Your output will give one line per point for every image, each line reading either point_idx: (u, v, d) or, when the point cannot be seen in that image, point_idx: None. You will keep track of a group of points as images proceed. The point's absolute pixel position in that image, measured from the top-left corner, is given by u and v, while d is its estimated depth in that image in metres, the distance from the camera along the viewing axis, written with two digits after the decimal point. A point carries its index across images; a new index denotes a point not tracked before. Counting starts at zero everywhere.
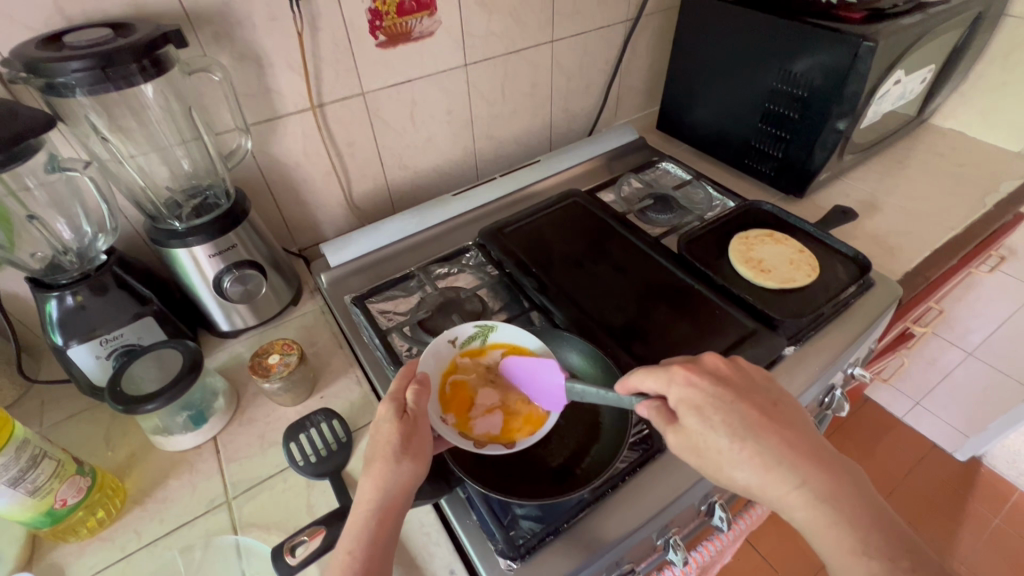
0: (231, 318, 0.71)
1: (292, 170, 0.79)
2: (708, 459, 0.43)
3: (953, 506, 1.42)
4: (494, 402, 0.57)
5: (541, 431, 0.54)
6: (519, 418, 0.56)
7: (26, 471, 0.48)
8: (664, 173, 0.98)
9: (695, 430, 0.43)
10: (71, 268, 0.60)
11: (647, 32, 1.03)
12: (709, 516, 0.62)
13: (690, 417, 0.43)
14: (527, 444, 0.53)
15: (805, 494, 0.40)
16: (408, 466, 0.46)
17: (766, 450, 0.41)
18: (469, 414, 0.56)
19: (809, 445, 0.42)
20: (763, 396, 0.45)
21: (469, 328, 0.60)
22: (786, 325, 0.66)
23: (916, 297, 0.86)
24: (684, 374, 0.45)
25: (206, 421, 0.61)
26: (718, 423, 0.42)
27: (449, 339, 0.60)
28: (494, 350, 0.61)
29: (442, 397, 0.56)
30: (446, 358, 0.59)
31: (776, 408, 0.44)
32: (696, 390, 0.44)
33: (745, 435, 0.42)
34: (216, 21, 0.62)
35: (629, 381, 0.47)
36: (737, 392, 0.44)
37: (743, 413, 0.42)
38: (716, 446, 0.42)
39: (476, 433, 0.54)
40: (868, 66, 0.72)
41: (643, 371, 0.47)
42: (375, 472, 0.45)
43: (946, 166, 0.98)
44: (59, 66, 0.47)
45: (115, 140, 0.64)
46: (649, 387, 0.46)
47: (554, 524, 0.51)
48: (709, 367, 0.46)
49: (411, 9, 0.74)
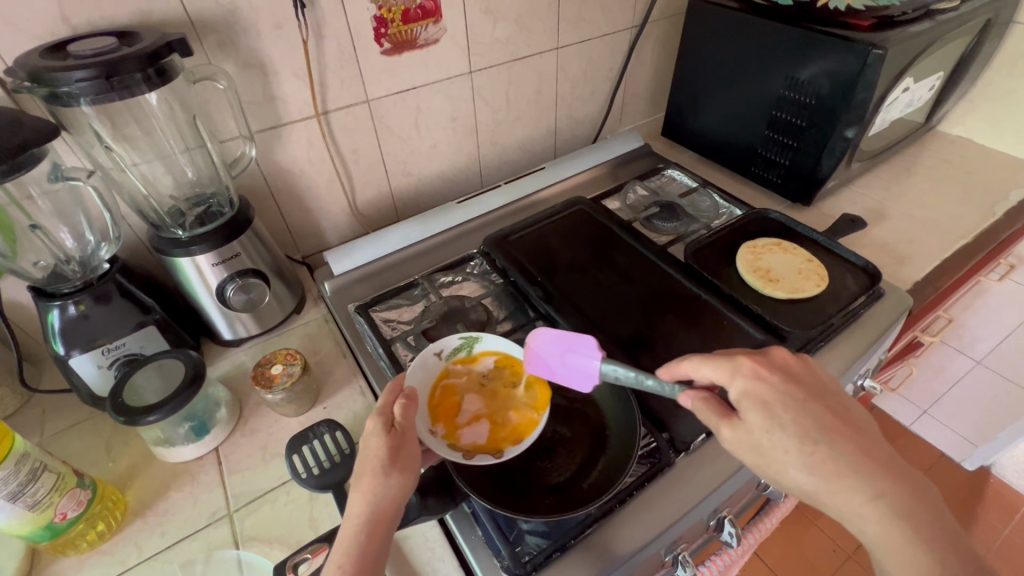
0: (234, 327, 0.71)
1: (296, 178, 0.78)
2: (769, 459, 0.41)
3: (962, 517, 1.41)
4: (481, 410, 0.57)
5: (529, 438, 0.53)
6: (506, 426, 0.55)
7: (25, 484, 0.47)
8: (670, 180, 0.98)
9: (758, 426, 0.41)
10: (73, 277, 0.60)
11: (652, 39, 1.03)
12: (718, 531, 0.61)
13: (753, 412, 0.41)
14: (515, 453, 0.52)
15: (881, 507, 0.37)
16: (396, 478, 0.45)
17: (841, 455, 0.39)
18: (456, 425, 0.55)
19: (884, 455, 0.39)
20: (836, 400, 0.42)
21: (454, 339, 0.60)
22: (794, 336, 0.66)
23: (926, 307, 0.85)
24: (750, 366, 0.43)
25: (208, 432, 0.61)
26: (788, 422, 0.40)
27: (435, 351, 0.60)
28: (481, 359, 0.61)
29: (430, 410, 0.56)
30: (433, 369, 0.59)
31: (849, 414, 0.41)
32: (763, 383, 0.42)
33: (818, 439, 0.39)
34: (221, 29, 0.62)
35: (680, 368, 0.47)
36: (808, 392, 0.42)
37: (816, 416, 0.41)
38: (782, 446, 0.40)
39: (463, 443, 0.54)
40: (877, 73, 0.71)
41: (699, 359, 0.46)
42: (363, 485, 0.44)
43: (954, 173, 0.98)
44: (62, 75, 0.47)
45: (119, 149, 0.64)
46: (704, 374, 0.45)
47: (560, 539, 0.50)
48: (778, 362, 0.44)
49: (417, 17, 0.74)
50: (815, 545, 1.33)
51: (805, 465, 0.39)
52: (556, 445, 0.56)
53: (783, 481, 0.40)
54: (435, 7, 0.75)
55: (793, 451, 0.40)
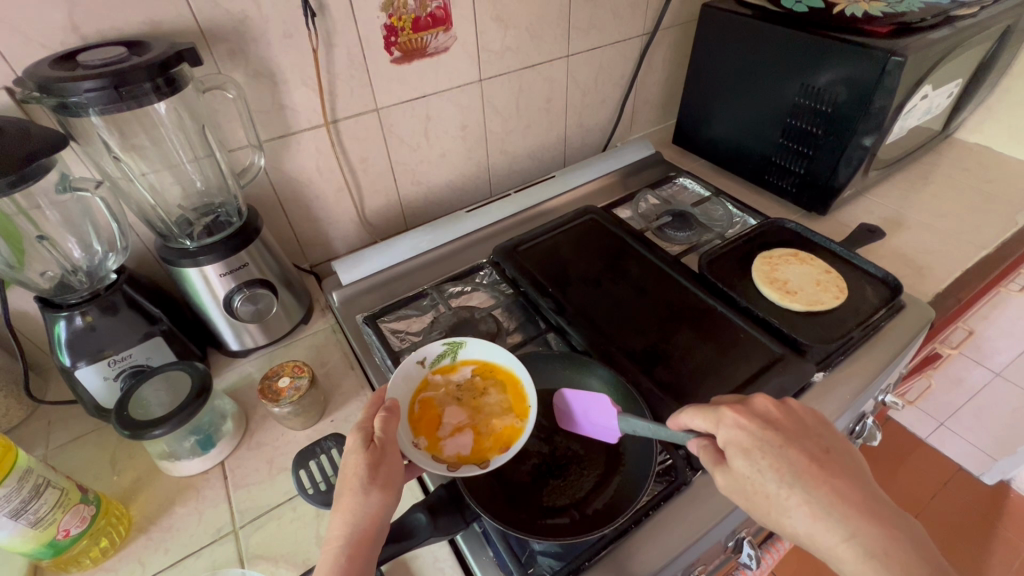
0: (241, 338, 0.70)
1: (305, 187, 0.78)
2: (756, 503, 0.40)
3: (981, 533, 1.37)
4: (463, 421, 0.54)
5: (515, 447, 0.51)
6: (489, 436, 0.53)
7: (28, 501, 0.46)
8: (682, 189, 0.96)
9: (744, 473, 0.40)
10: (80, 287, 0.59)
11: (663, 46, 1.02)
12: (736, 552, 0.60)
13: (737, 460, 0.40)
14: (501, 462, 0.50)
15: (856, 548, 0.36)
16: (377, 496, 0.44)
17: (812, 498, 0.37)
18: (437, 436, 0.53)
19: (858, 493, 0.37)
20: (814, 441, 0.40)
21: (437, 346, 0.59)
22: (814, 350, 0.63)
23: (947, 318, 0.82)
24: (732, 416, 0.42)
25: (214, 445, 0.60)
26: (765, 468, 0.39)
27: (417, 359, 0.58)
28: (460, 368, 0.59)
29: (410, 422, 0.54)
30: (414, 378, 0.57)
31: (827, 456, 0.39)
32: (744, 433, 0.40)
33: (794, 482, 0.38)
34: (230, 38, 0.62)
35: (680, 418, 0.45)
36: (787, 437, 0.40)
37: (793, 460, 0.39)
38: (764, 490, 0.39)
39: (446, 455, 0.52)
40: (896, 81, 0.70)
41: (693, 409, 0.44)
42: (343, 505, 0.43)
43: (973, 182, 0.95)
44: (70, 85, 0.46)
45: (127, 159, 0.64)
46: (698, 425, 0.44)
47: (574, 561, 0.48)
48: (758, 410, 0.42)
49: (427, 25, 0.73)
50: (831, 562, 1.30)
51: (784, 509, 0.38)
52: (569, 463, 0.55)
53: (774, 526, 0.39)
54: (445, 15, 0.74)
55: (773, 494, 0.38)
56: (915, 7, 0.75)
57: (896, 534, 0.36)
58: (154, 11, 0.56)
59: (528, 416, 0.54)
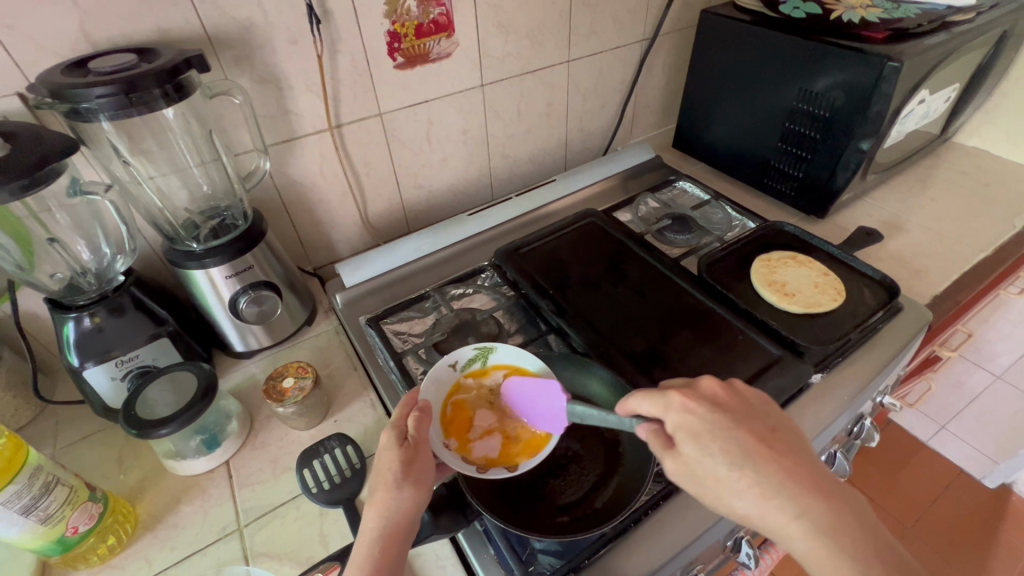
0: (246, 339, 0.71)
1: (309, 191, 0.79)
2: (707, 488, 0.40)
3: (982, 535, 1.37)
4: (492, 424, 0.56)
5: (544, 452, 0.53)
6: (518, 440, 0.55)
7: (39, 498, 0.47)
8: (682, 192, 0.97)
9: (690, 460, 0.40)
10: (89, 289, 0.60)
11: (663, 51, 1.03)
12: (735, 552, 0.60)
13: (687, 445, 0.40)
14: (530, 467, 0.52)
15: (805, 525, 0.37)
16: (410, 492, 0.45)
17: (809, 488, 0.38)
18: (468, 438, 0.54)
19: (808, 473, 0.39)
20: (761, 421, 0.41)
21: (468, 350, 0.60)
22: (812, 351, 0.64)
23: (945, 320, 0.83)
24: (681, 400, 0.42)
25: (219, 445, 0.60)
26: (716, 451, 0.39)
27: (449, 363, 0.59)
28: (492, 373, 0.60)
29: (442, 423, 0.55)
30: (446, 382, 0.58)
31: (773, 435, 0.40)
32: (693, 416, 0.41)
33: (744, 464, 0.39)
34: (237, 46, 0.63)
35: (629, 403, 0.45)
36: (735, 418, 0.41)
37: (742, 441, 0.39)
38: (715, 475, 0.39)
39: (475, 457, 0.53)
40: (892, 86, 0.71)
41: (641, 394, 0.44)
42: (377, 497, 0.44)
43: (971, 186, 0.96)
44: (83, 91, 0.47)
45: (136, 163, 0.65)
46: (646, 410, 0.43)
47: (574, 560, 0.49)
48: (706, 392, 0.43)
49: (430, 31, 0.74)
50: None
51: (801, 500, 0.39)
52: (569, 463, 0.56)
53: (720, 508, 0.40)
54: (448, 22, 0.75)
55: (722, 477, 0.39)
56: (911, 14, 0.76)
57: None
58: (163, 19, 0.58)
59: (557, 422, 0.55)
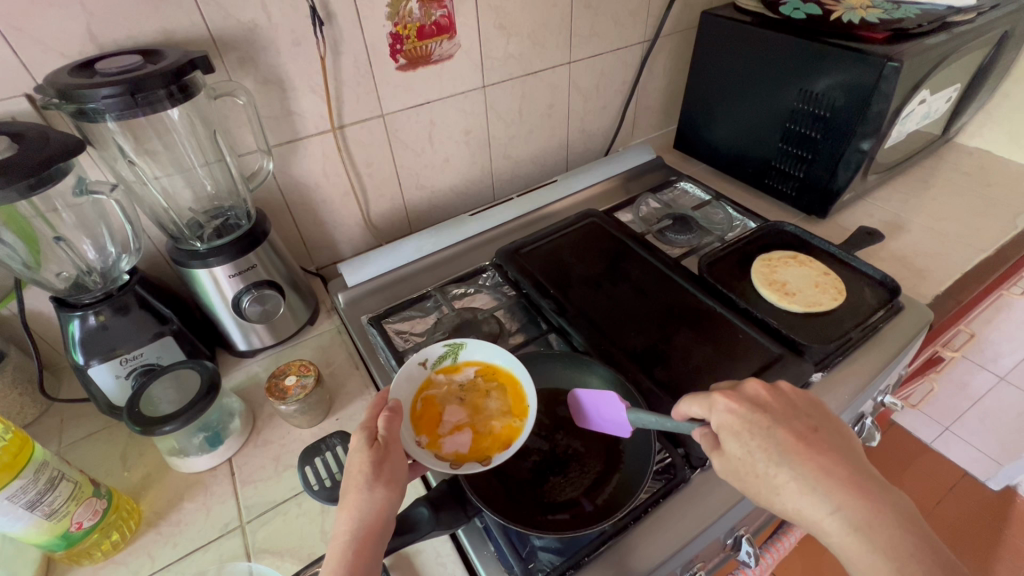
0: (248, 338, 0.72)
1: (313, 192, 0.79)
2: (754, 479, 0.41)
3: (987, 539, 1.36)
4: (462, 420, 0.56)
5: (515, 445, 0.52)
6: (488, 435, 0.54)
7: (44, 492, 0.48)
8: (682, 192, 0.97)
9: (735, 456, 0.41)
10: (95, 287, 0.61)
11: (664, 52, 1.03)
12: (735, 550, 0.60)
13: (727, 444, 0.42)
14: (503, 459, 0.51)
15: (841, 521, 0.37)
16: (382, 492, 0.45)
17: (801, 477, 0.39)
18: (438, 434, 0.54)
19: (848, 470, 0.39)
20: (802, 421, 0.42)
21: (438, 348, 0.60)
22: (813, 350, 0.64)
23: (947, 320, 0.83)
24: (724, 401, 0.42)
25: (221, 442, 0.61)
26: (776, 444, 0.40)
27: (419, 361, 0.59)
28: (463, 368, 0.61)
29: (412, 420, 0.55)
30: (417, 379, 0.58)
31: (814, 434, 0.41)
32: (736, 416, 0.42)
33: None
34: (241, 47, 0.64)
35: (680, 408, 0.46)
36: (775, 417, 0.41)
37: (780, 439, 0.40)
38: (754, 470, 0.40)
39: (446, 452, 0.53)
40: (893, 86, 0.71)
41: (688, 398, 0.45)
42: (349, 502, 0.44)
43: (972, 186, 0.96)
44: (89, 92, 0.48)
45: (141, 163, 0.65)
46: (695, 414, 0.44)
47: (572, 557, 0.49)
48: (748, 394, 0.43)
49: (432, 33, 0.75)
50: (833, 566, 1.30)
51: (792, 487, 0.39)
52: (569, 460, 0.56)
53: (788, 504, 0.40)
54: (449, 23, 0.76)
55: (763, 473, 0.40)
56: (911, 15, 0.77)
57: (890, 509, 0.37)
58: (167, 20, 0.58)
59: (527, 415, 0.55)
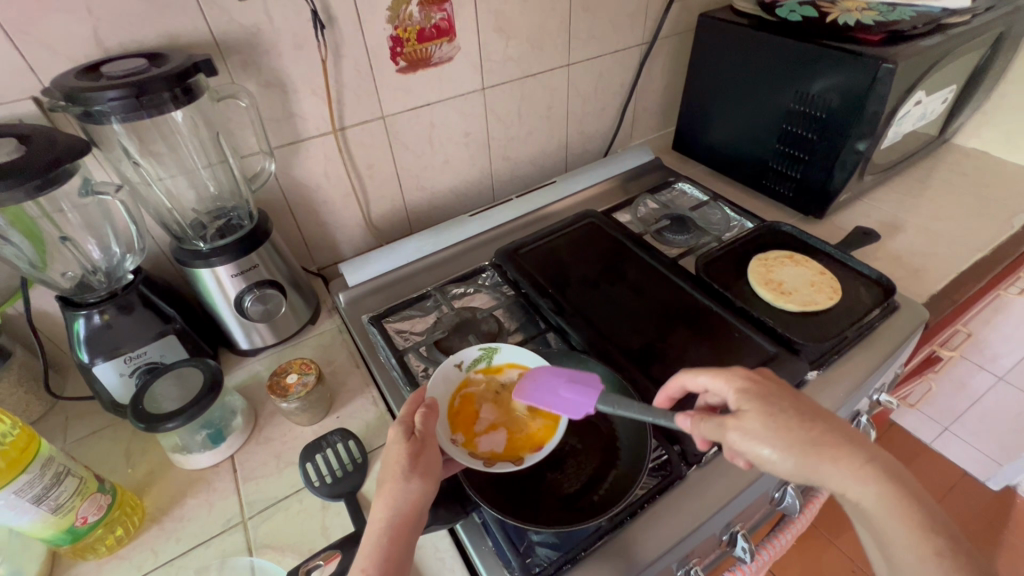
0: (251, 336, 0.72)
1: (313, 193, 0.80)
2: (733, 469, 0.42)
3: (986, 539, 1.36)
4: (497, 420, 0.57)
5: (547, 447, 0.54)
6: (522, 436, 0.56)
7: (49, 487, 0.48)
8: (681, 193, 0.98)
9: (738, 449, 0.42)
10: (99, 287, 0.62)
11: (662, 55, 1.04)
12: (731, 546, 0.61)
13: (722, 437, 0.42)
14: (535, 461, 0.53)
15: None
16: (417, 483, 0.45)
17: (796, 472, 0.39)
18: (473, 433, 0.56)
19: None
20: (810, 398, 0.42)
21: (473, 350, 0.61)
22: (808, 350, 0.65)
23: (944, 319, 0.83)
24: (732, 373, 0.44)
25: (224, 439, 0.62)
26: None
27: (455, 363, 0.60)
28: (505, 370, 0.62)
29: (449, 419, 0.57)
30: (453, 379, 0.60)
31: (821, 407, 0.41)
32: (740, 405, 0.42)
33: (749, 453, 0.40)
34: (244, 50, 0.65)
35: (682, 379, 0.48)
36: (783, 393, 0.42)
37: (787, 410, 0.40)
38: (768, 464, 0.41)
39: (480, 451, 0.54)
40: (888, 87, 0.71)
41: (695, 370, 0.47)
42: (385, 491, 0.45)
43: (969, 187, 0.96)
44: (96, 94, 0.49)
45: (145, 164, 0.67)
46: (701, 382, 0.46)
47: (571, 551, 0.50)
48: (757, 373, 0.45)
49: (432, 36, 0.76)
50: (832, 566, 1.31)
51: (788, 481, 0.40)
52: (567, 457, 0.56)
53: None
54: (449, 26, 0.77)
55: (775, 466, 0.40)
56: (906, 17, 0.78)
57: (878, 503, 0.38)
58: (172, 25, 0.59)
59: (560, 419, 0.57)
